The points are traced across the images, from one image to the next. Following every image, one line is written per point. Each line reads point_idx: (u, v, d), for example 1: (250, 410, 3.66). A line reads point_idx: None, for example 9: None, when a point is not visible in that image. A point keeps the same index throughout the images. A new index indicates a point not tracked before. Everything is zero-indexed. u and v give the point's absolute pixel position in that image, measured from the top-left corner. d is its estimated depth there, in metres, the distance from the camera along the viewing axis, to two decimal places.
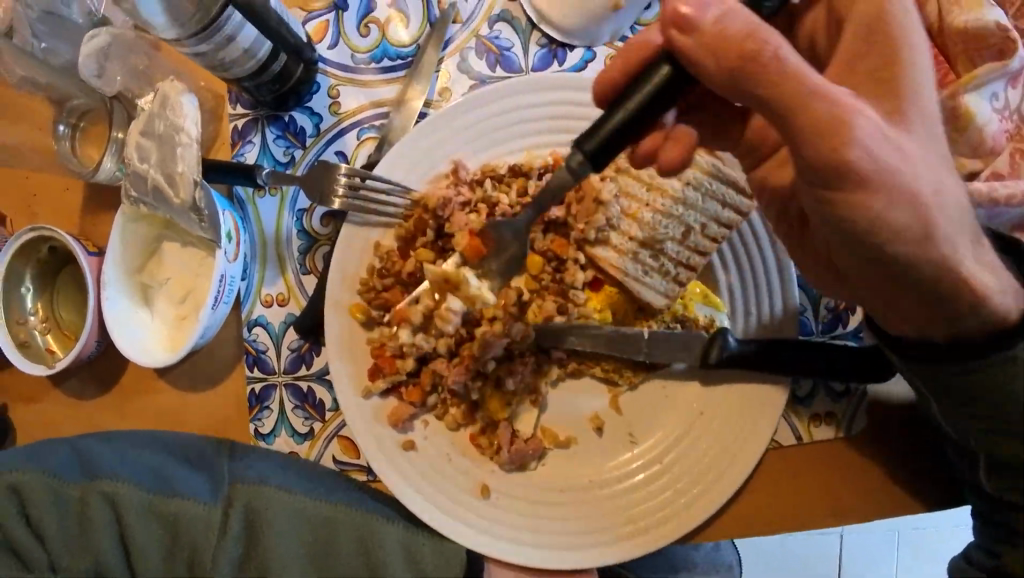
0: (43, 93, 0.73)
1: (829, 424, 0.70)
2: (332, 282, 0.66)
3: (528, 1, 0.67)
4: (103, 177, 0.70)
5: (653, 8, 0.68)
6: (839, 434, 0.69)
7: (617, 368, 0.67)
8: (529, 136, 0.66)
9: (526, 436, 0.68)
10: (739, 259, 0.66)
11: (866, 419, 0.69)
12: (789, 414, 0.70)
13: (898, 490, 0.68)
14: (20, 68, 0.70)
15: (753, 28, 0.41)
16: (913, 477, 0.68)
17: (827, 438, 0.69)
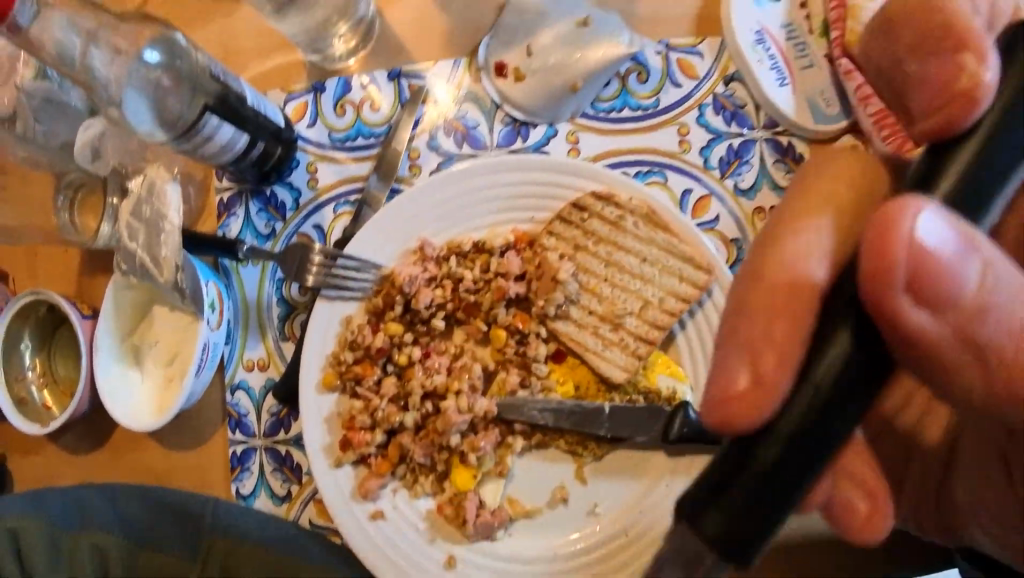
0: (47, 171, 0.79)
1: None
2: (307, 355, 0.70)
3: (492, 83, 0.70)
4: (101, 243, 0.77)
5: (613, 85, 0.70)
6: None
7: (581, 441, 0.68)
8: (493, 214, 0.68)
9: (492, 507, 0.68)
10: (700, 327, 0.66)
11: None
12: None
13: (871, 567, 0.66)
14: (25, 150, 0.76)
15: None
16: (886, 554, 0.66)
17: None
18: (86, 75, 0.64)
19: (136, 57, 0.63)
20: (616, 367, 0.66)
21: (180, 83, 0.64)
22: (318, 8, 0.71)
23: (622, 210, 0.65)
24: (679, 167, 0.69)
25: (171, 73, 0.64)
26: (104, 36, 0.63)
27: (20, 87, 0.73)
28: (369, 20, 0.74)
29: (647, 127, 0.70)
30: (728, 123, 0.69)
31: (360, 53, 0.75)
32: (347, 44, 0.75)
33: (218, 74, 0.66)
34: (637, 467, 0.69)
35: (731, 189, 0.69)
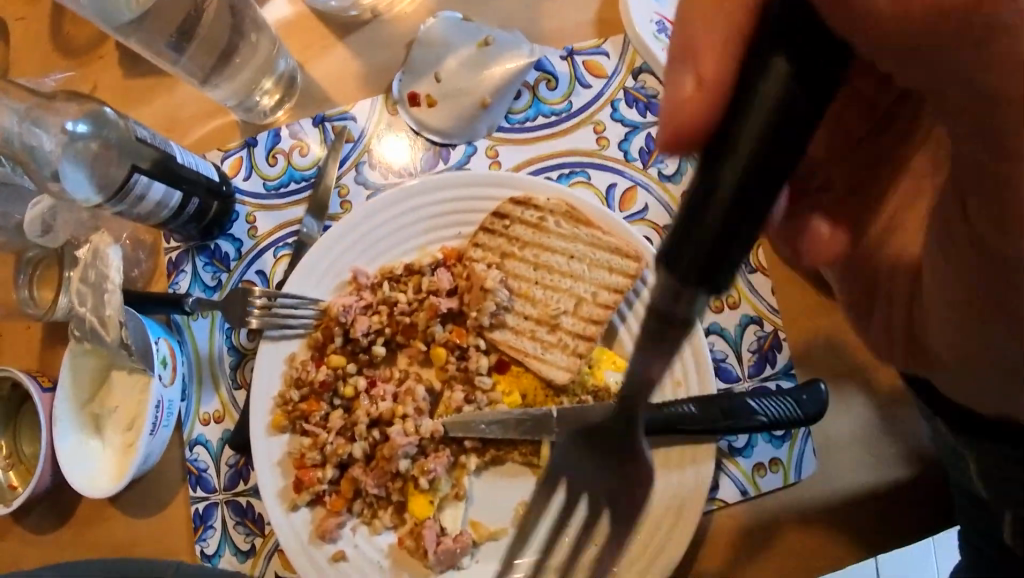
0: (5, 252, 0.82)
1: (776, 471, 0.70)
2: (254, 402, 0.68)
3: (408, 114, 0.73)
4: (60, 314, 0.80)
5: (524, 96, 0.72)
6: (788, 482, 0.70)
7: (535, 450, 0.65)
8: (421, 235, 0.69)
9: (453, 534, 0.65)
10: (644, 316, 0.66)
11: (817, 460, 0.70)
12: (731, 468, 0.71)
13: (844, 543, 0.67)
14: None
15: None
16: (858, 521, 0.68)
17: (775, 487, 0.70)
18: (27, 155, 0.66)
19: (67, 133, 0.65)
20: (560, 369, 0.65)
21: (109, 151, 0.66)
22: (243, 72, 0.75)
23: (542, 211, 0.66)
24: (600, 164, 0.70)
25: (101, 143, 0.66)
26: (39, 118, 0.66)
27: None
28: (290, 73, 0.78)
29: (562, 131, 0.71)
30: (643, 114, 0.70)
31: (286, 105, 0.79)
32: (272, 98, 0.78)
33: (146, 138, 0.67)
34: None
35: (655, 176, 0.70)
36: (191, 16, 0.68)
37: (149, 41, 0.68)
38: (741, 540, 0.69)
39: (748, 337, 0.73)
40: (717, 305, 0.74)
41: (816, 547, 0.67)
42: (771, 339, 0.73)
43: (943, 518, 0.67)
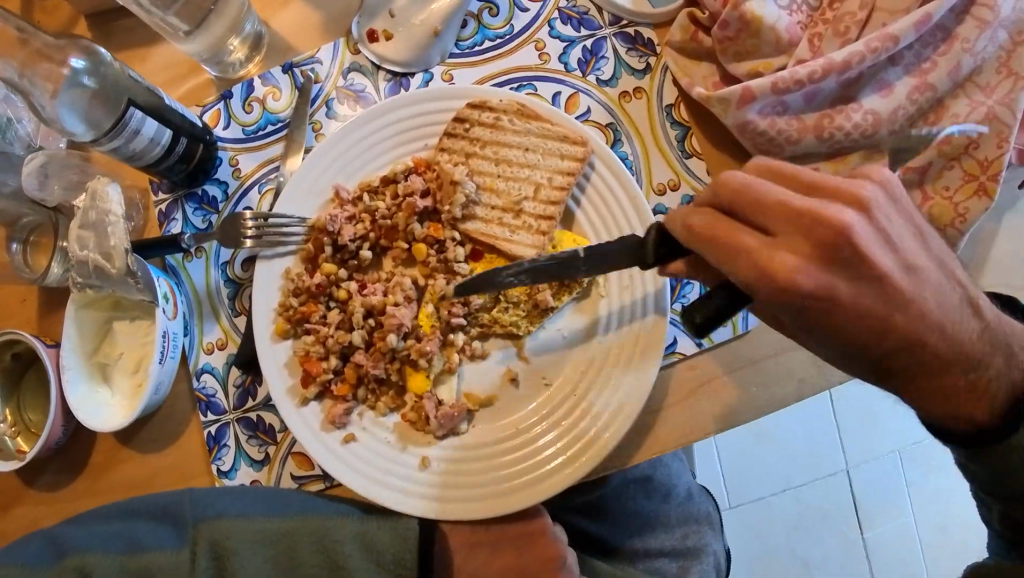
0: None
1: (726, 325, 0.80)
2: (256, 313, 0.75)
3: (369, 50, 0.81)
4: (53, 281, 0.76)
5: (470, 25, 0.81)
6: (739, 334, 0.80)
7: (514, 320, 0.75)
8: (391, 152, 0.78)
9: (450, 402, 0.74)
10: (593, 189, 0.76)
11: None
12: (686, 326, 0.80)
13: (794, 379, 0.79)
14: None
15: (820, 289, 0.55)
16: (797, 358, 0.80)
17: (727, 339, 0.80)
18: (23, 93, 0.70)
19: (69, 73, 0.69)
20: (526, 243, 0.74)
21: (106, 91, 0.71)
22: (216, 27, 0.79)
23: (496, 112, 0.75)
24: (545, 77, 0.80)
25: (99, 82, 0.71)
26: (32, 65, 0.70)
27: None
28: (256, 33, 0.84)
29: (508, 51, 0.81)
30: (578, 29, 0.81)
31: (256, 60, 0.85)
32: (241, 54, 0.84)
33: (138, 79, 0.72)
34: (568, 336, 0.76)
35: (594, 82, 0.81)
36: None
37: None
38: (705, 386, 0.79)
39: None
40: (660, 188, 0.80)
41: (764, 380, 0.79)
42: None
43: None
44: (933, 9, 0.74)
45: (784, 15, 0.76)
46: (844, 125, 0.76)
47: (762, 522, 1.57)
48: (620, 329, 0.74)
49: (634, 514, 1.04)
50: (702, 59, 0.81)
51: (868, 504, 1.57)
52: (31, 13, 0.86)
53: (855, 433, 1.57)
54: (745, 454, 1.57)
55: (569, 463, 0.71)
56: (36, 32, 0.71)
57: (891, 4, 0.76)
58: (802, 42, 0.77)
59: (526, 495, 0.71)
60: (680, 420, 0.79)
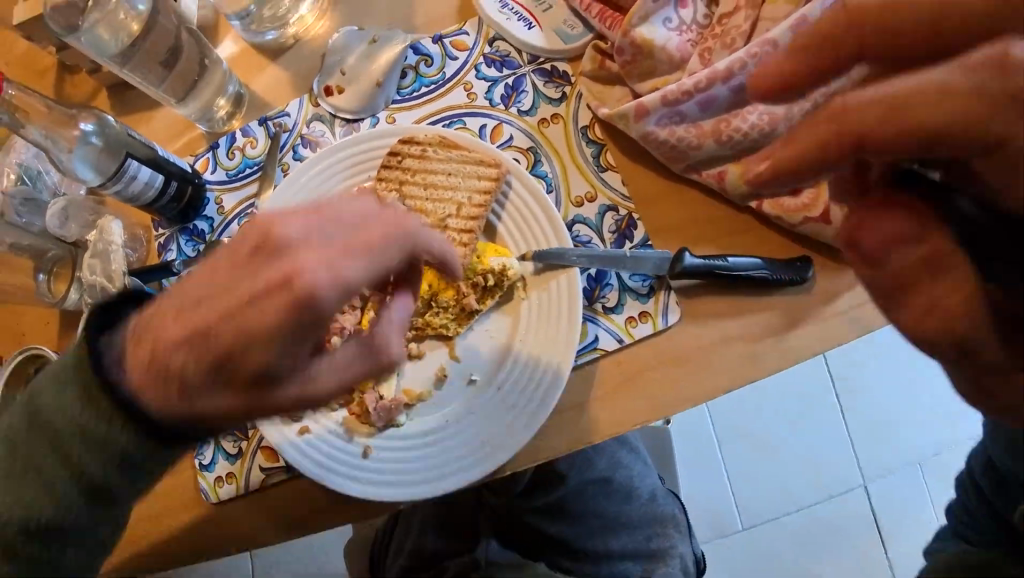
0: (25, 255, 0.93)
1: (646, 322, 0.86)
2: None
3: (326, 102, 0.96)
4: (71, 305, 0.93)
5: (408, 74, 0.95)
6: (659, 330, 0.86)
7: (444, 323, 0.85)
8: (343, 183, 0.90)
9: (389, 397, 0.83)
10: (510, 204, 0.86)
11: (679, 309, 0.86)
12: (608, 325, 0.87)
13: (714, 368, 0.84)
14: (12, 238, 0.92)
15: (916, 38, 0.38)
16: (717, 349, 0.85)
17: (648, 335, 0.86)
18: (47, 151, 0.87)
19: (81, 134, 0.86)
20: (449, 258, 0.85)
21: (110, 147, 0.88)
22: (204, 91, 0.98)
23: (423, 145, 0.88)
24: (473, 112, 0.93)
25: (106, 139, 0.88)
26: (55, 130, 0.86)
27: (5, 193, 0.92)
28: (238, 93, 1.01)
29: (441, 93, 0.94)
30: (500, 70, 0.93)
31: (237, 115, 1.01)
32: (225, 111, 1.00)
33: (137, 137, 0.90)
34: (494, 335, 0.85)
35: (516, 113, 0.92)
36: (173, 45, 0.93)
37: (143, 63, 0.92)
38: (632, 378, 0.85)
39: (606, 221, 0.89)
40: (577, 201, 0.90)
41: (684, 371, 0.85)
42: (626, 220, 0.89)
43: (783, 332, 0.84)
44: (808, 11, 0.80)
45: (674, 35, 0.86)
46: (740, 127, 0.82)
47: (771, 543, 1.51)
48: (539, 326, 0.83)
49: (597, 515, 1.08)
50: (614, 83, 0.91)
51: (890, 521, 1.49)
52: (63, 89, 1.06)
53: (869, 444, 1.52)
54: (750, 470, 1.54)
55: (493, 449, 0.79)
56: (58, 104, 0.89)
57: (773, 12, 0.83)
58: (694, 56, 0.86)
59: (459, 477, 0.79)
60: (605, 411, 0.85)
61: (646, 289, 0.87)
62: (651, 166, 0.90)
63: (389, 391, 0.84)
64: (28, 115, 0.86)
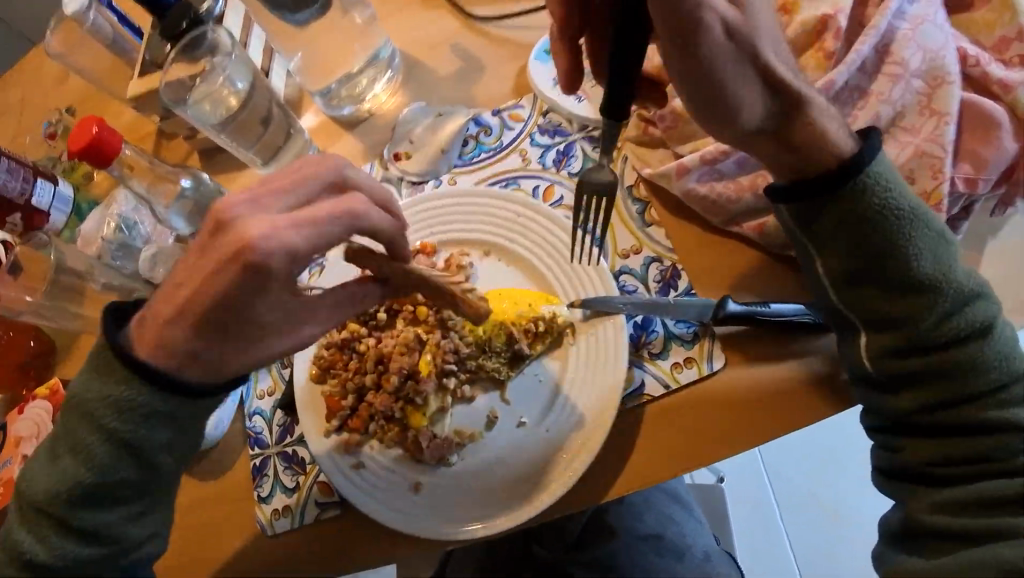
0: (114, 293, 1.01)
1: (691, 367, 0.89)
2: (296, 363, 0.94)
3: (396, 165, 1.07)
4: None
5: (469, 142, 1.05)
6: (704, 374, 0.89)
7: (498, 366, 0.89)
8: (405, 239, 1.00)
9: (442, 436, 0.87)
10: (561, 259, 0.93)
11: (724, 355, 0.89)
12: (655, 370, 0.90)
13: (762, 409, 0.86)
14: (106, 277, 1.01)
15: None
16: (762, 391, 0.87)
17: (692, 379, 0.89)
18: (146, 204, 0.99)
19: (176, 190, 0.99)
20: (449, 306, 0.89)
21: (199, 202, 1.01)
22: (287, 156, 1.10)
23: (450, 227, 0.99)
24: (527, 174, 1.02)
25: (196, 195, 1.01)
26: (155, 185, 0.98)
27: (104, 237, 1.03)
28: None
29: (499, 157, 1.04)
30: (552, 137, 1.03)
31: None
32: None
33: (225, 195, 1.03)
34: (544, 379, 0.89)
35: (567, 175, 1.01)
36: (265, 117, 1.06)
37: (238, 129, 1.06)
38: (680, 420, 0.87)
39: (651, 270, 0.94)
40: (623, 253, 0.96)
41: (732, 417, 0.86)
42: (671, 270, 0.94)
43: (834, 378, 0.86)
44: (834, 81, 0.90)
45: None
46: None
47: None
48: (586, 372, 0.87)
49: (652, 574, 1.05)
50: (658, 147, 1.00)
51: None
52: (160, 150, 1.20)
53: None
54: (809, 531, 1.53)
55: (544, 488, 0.82)
56: (159, 162, 1.00)
57: None
58: None
59: (510, 516, 0.81)
60: (650, 451, 0.87)
61: (691, 334, 0.91)
62: (691, 220, 0.97)
63: (442, 430, 0.88)
64: (132, 170, 0.96)
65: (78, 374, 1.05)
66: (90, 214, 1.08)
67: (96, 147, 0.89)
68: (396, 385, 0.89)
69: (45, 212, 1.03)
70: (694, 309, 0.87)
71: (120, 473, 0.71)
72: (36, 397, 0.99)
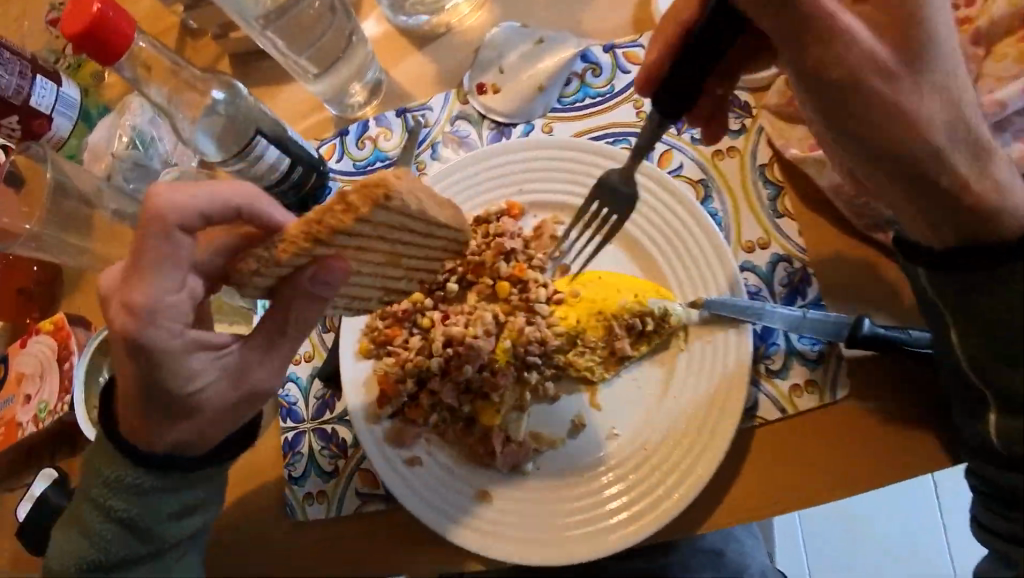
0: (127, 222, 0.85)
1: (812, 392, 0.75)
2: (345, 331, 0.80)
3: (477, 100, 0.89)
4: None
5: (573, 82, 0.86)
6: (824, 403, 0.75)
7: (590, 366, 0.75)
8: (485, 191, 0.83)
9: (517, 440, 0.74)
10: (675, 245, 0.78)
11: (852, 384, 0.75)
12: (769, 389, 0.76)
13: (896, 449, 0.72)
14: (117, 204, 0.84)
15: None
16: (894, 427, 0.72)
17: (812, 407, 0.75)
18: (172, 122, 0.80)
19: (207, 105, 0.80)
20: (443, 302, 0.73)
21: (236, 122, 0.81)
22: (342, 70, 0.90)
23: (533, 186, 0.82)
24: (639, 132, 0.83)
25: (231, 113, 0.81)
26: (179, 94, 0.79)
27: (115, 155, 0.86)
28: (376, 81, 0.94)
29: (606, 106, 0.85)
30: None
31: (372, 103, 0.95)
32: (361, 97, 0.94)
33: (266, 113, 0.82)
34: (643, 387, 0.75)
35: (689, 141, 0.85)
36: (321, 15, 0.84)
37: (287, 29, 0.83)
38: (794, 452, 0.74)
39: (778, 271, 0.79)
40: (747, 245, 0.80)
41: (859, 463, 0.72)
42: (800, 274, 0.78)
43: None
44: None
45: None
46: None
47: None
48: (693, 386, 0.73)
49: None
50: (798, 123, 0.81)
51: None
52: (184, 49, 0.99)
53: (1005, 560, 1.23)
54: None
55: (637, 520, 0.69)
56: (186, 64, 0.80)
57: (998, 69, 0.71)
58: None
59: (591, 545, 0.69)
60: (751, 482, 0.74)
61: (815, 353, 0.76)
62: (832, 217, 0.79)
63: (517, 434, 0.74)
64: (151, 73, 0.77)
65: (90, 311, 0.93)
66: (100, 123, 0.90)
67: (101, 38, 0.68)
68: (462, 374, 0.75)
69: (47, 116, 0.84)
70: (824, 330, 0.71)
71: (122, 550, 0.67)
72: (41, 331, 0.89)
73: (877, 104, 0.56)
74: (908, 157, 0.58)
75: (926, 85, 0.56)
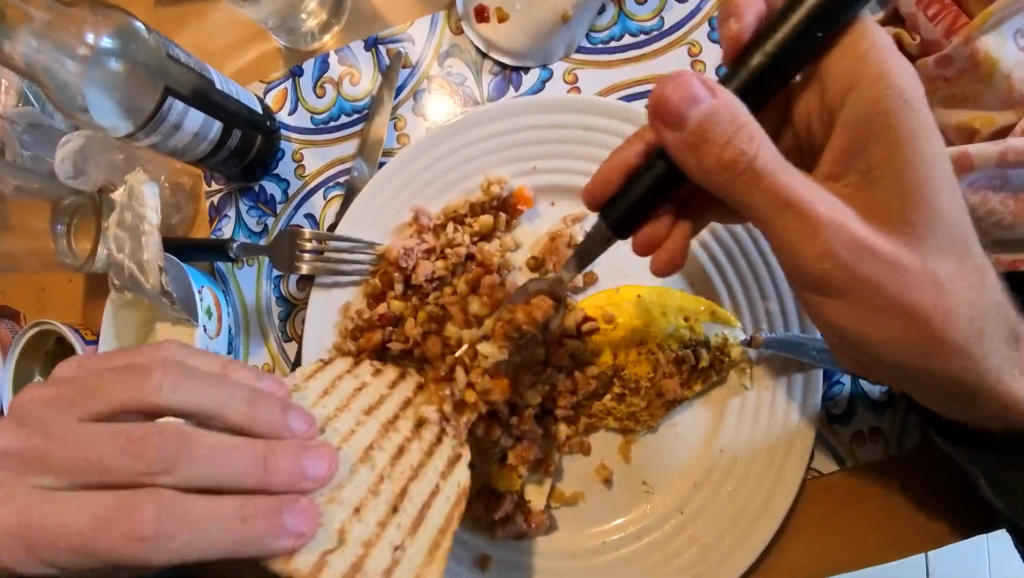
0: (38, 200, 0.73)
1: (877, 443, 0.60)
2: (307, 349, 0.63)
3: (474, 33, 0.66)
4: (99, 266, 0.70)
5: (608, 12, 0.65)
6: (888, 454, 0.60)
7: (631, 413, 0.60)
8: (486, 163, 0.63)
9: (537, 508, 0.59)
10: (731, 253, 0.61)
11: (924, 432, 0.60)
12: (826, 435, 0.61)
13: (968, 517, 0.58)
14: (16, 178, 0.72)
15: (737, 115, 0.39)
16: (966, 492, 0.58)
17: (875, 459, 0.60)
18: (50, 80, 0.57)
19: (90, 51, 0.57)
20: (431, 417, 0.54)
21: (140, 73, 0.57)
22: None
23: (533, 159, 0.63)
24: None
25: (131, 63, 0.58)
26: (53, 30, 0.57)
27: (5, 115, 0.70)
28: None
29: (652, 51, 0.64)
30: None
31: (333, 29, 0.70)
32: (317, 21, 0.70)
33: (180, 58, 0.59)
34: (684, 436, 0.61)
35: None
36: None
37: None
38: (850, 512, 0.59)
39: None
40: None
41: (924, 534, 0.57)
42: None
43: None
44: None
45: None
46: None
47: None
48: (750, 442, 0.58)
49: None
50: None
51: None
52: None
53: None
54: None
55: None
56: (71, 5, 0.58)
57: None
58: None
59: None
60: (802, 551, 0.59)
61: (885, 396, 0.61)
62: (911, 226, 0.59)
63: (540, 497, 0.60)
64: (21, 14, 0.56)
65: (9, 298, 0.75)
66: None
67: None
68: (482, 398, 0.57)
69: None
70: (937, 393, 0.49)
71: None
72: None
73: (900, 305, 0.40)
74: (922, 356, 0.43)
75: (943, 255, 0.40)
